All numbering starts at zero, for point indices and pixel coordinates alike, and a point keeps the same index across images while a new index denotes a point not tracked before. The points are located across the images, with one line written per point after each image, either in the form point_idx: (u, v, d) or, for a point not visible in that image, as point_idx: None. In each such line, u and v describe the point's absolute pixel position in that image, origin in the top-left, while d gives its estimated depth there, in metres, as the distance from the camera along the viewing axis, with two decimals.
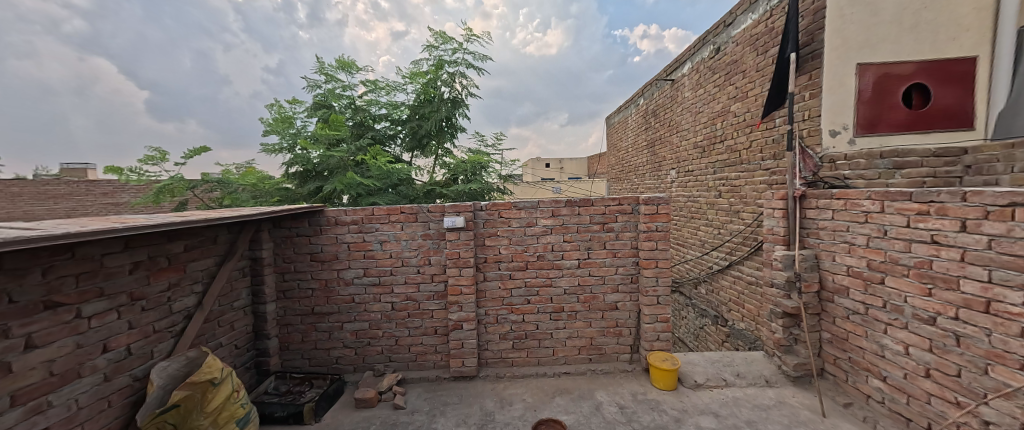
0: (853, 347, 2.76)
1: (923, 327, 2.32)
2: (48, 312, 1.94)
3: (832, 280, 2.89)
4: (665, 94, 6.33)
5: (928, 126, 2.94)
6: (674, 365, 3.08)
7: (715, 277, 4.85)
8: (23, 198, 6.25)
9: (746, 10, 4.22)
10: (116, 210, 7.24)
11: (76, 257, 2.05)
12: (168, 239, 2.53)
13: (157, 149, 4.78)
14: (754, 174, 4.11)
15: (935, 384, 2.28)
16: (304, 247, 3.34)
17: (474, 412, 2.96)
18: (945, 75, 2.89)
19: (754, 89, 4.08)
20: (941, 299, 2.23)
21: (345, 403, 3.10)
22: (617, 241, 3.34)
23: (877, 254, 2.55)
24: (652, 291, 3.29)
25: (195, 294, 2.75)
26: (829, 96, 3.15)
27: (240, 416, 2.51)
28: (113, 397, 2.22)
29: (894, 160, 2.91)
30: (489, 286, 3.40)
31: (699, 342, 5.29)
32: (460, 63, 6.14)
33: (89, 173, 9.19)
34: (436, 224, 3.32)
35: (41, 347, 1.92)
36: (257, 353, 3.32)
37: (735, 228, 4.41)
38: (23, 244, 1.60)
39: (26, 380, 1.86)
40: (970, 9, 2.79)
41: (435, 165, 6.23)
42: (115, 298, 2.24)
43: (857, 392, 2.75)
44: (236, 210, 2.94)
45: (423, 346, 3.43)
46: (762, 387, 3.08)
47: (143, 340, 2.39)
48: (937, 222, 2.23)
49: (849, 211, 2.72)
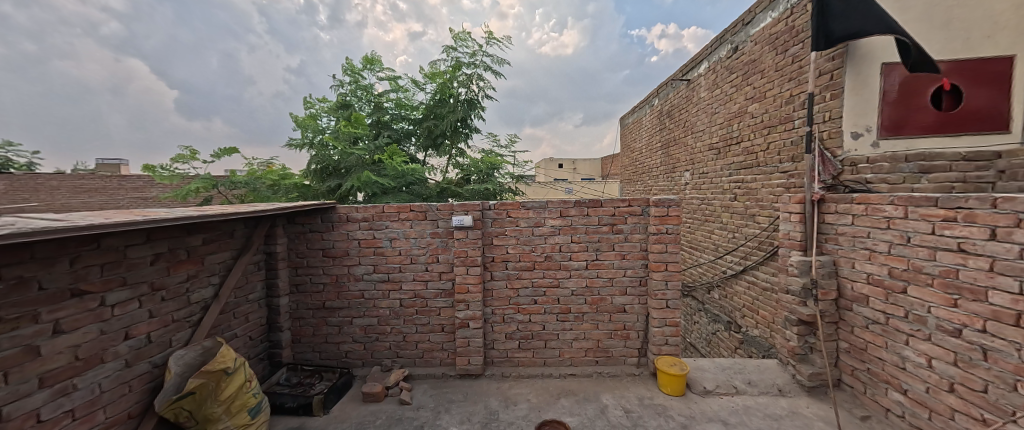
0: (872, 358, 2.65)
1: (947, 340, 2.21)
2: (75, 299, 2.05)
3: (851, 288, 2.78)
4: (680, 95, 6.22)
5: (959, 130, 2.78)
6: (683, 370, 3.03)
7: (728, 282, 4.73)
8: (61, 191, 6.61)
9: (766, 8, 4.11)
10: (144, 204, 7.59)
11: (101, 247, 2.15)
12: (187, 232, 2.64)
13: (189, 148, 4.96)
14: (770, 177, 4.00)
15: (960, 399, 2.17)
16: (317, 244, 3.42)
17: (479, 411, 2.97)
18: (980, 74, 2.71)
19: (773, 90, 3.97)
20: (967, 310, 2.12)
21: (353, 397, 3.16)
22: (626, 243, 3.30)
23: (899, 262, 2.44)
24: (660, 295, 3.24)
25: (212, 285, 2.85)
26: (852, 98, 3.09)
27: (252, 405, 2.59)
28: (134, 383, 2.32)
29: (921, 164, 2.76)
30: (496, 285, 3.40)
31: (711, 348, 5.19)
32: (478, 65, 6.15)
33: (122, 169, 9.67)
34: (444, 222, 3.35)
35: (68, 333, 2.02)
36: (271, 345, 3.42)
37: (750, 232, 4.30)
38: (51, 234, 1.69)
39: (52, 363, 1.96)
40: (1007, 6, 2.60)
41: (447, 165, 6.27)
42: (137, 287, 2.34)
43: (876, 405, 2.64)
44: (252, 206, 3.03)
45: (430, 343, 3.46)
46: (774, 397, 2.99)
47: (163, 328, 2.49)
48: (964, 230, 2.12)
49: (870, 216, 2.61)
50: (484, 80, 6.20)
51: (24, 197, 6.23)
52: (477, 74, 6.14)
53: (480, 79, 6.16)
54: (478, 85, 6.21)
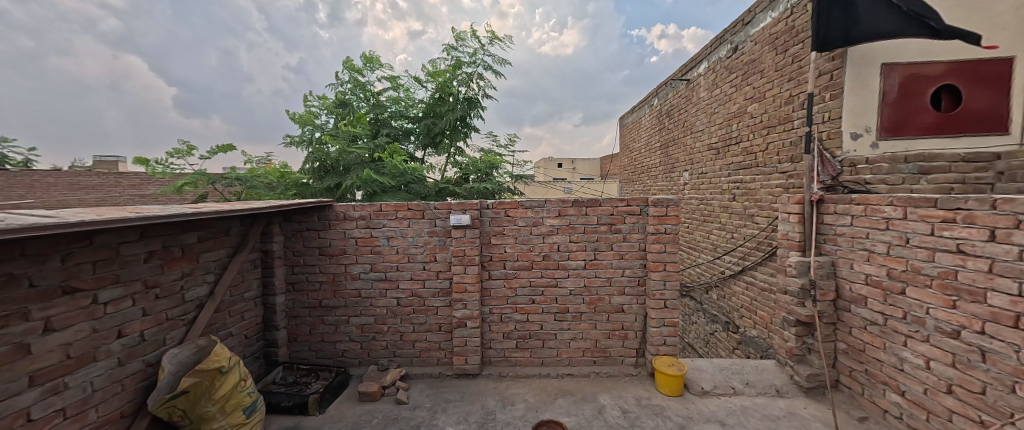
0: (870, 359, 2.64)
1: (946, 341, 2.20)
2: (66, 296, 2.03)
3: (849, 289, 2.77)
4: (679, 95, 6.22)
5: (959, 130, 2.77)
6: (680, 371, 3.02)
7: (727, 282, 4.73)
8: (57, 187, 6.52)
9: (766, 8, 4.10)
10: (141, 201, 7.53)
11: (94, 244, 2.12)
12: (182, 230, 2.61)
13: (186, 142, 4.93)
14: (769, 177, 3.99)
15: (958, 401, 2.16)
16: (314, 242, 3.40)
17: (476, 410, 2.96)
18: (980, 75, 2.70)
19: (772, 90, 3.96)
20: (966, 312, 2.11)
21: (349, 396, 3.13)
22: (625, 243, 3.29)
23: (898, 263, 2.42)
24: (658, 295, 3.23)
25: (207, 283, 2.82)
26: (851, 98, 3.08)
27: (247, 405, 2.57)
28: (127, 382, 2.30)
29: (920, 165, 2.76)
30: (494, 285, 3.39)
31: (709, 349, 5.19)
32: (478, 64, 6.12)
33: (120, 166, 9.60)
34: (442, 221, 3.33)
35: (59, 330, 1.99)
36: (266, 343, 3.39)
37: (749, 232, 4.29)
38: (40, 231, 1.66)
39: (43, 361, 1.94)
40: (1007, 7, 2.60)
41: (446, 164, 6.24)
42: (130, 285, 2.31)
43: (873, 406, 2.63)
44: (248, 203, 3.00)
45: (427, 342, 3.44)
46: (772, 397, 2.98)
47: (157, 327, 2.47)
48: (963, 231, 2.11)
49: (869, 217, 2.60)
50: (484, 79, 6.16)
51: (20, 194, 6.17)
52: (477, 73, 6.11)
53: (480, 78, 6.13)
54: (477, 84, 6.18)
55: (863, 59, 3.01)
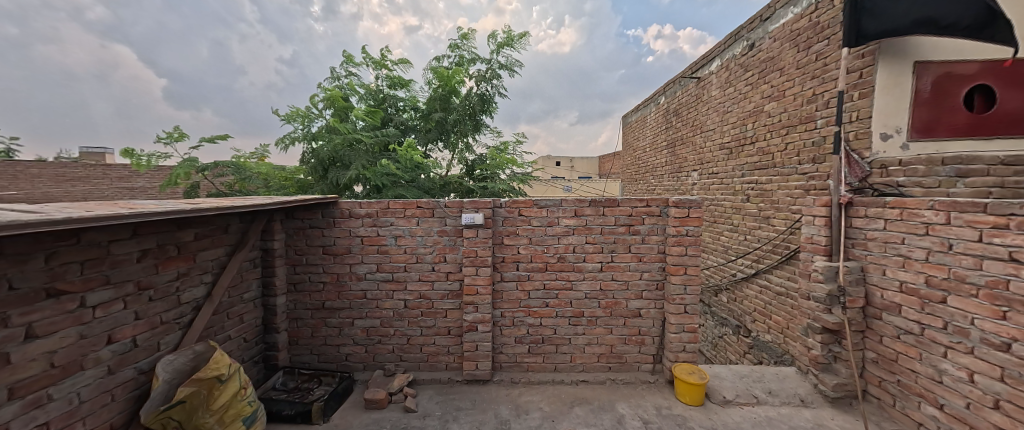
0: (903, 369, 2.54)
1: (994, 354, 2.10)
2: (51, 300, 1.85)
3: (880, 297, 2.66)
4: (688, 93, 6.09)
5: (990, 132, 2.67)
6: (702, 379, 2.89)
7: (738, 285, 4.63)
8: (42, 179, 6.16)
9: (787, 3, 3.96)
10: (130, 195, 7.22)
11: (82, 243, 1.94)
12: (178, 227, 2.43)
13: (176, 128, 4.70)
14: (788, 178, 3.89)
15: (1005, 417, 2.06)
16: (317, 240, 3.22)
17: (489, 420, 2.82)
18: (1017, 77, 2.60)
19: (793, 88, 3.83)
20: (1017, 323, 2.00)
21: (354, 403, 2.98)
22: (643, 245, 3.16)
23: (939, 270, 2.31)
24: (678, 299, 3.10)
25: (204, 284, 2.64)
26: (882, 98, 2.94)
27: (247, 414, 2.41)
28: (117, 391, 2.12)
29: (958, 167, 2.65)
30: (507, 287, 3.24)
31: (717, 352, 5.10)
32: (492, 64, 5.95)
33: (106, 157, 9.30)
34: (452, 220, 3.17)
35: (41, 338, 1.82)
36: (266, 347, 3.22)
37: (764, 234, 4.18)
38: (22, 229, 1.47)
39: (24, 372, 1.76)
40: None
41: (453, 160, 6.06)
42: (121, 287, 2.14)
43: (906, 419, 2.53)
44: (248, 199, 2.82)
45: (435, 346, 3.29)
46: (797, 407, 2.87)
47: (149, 331, 2.29)
48: (1017, 238, 1.99)
49: (905, 221, 2.48)
50: (498, 78, 5.99)
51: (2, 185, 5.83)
52: (491, 72, 5.93)
53: (494, 77, 5.95)
54: (491, 83, 6.00)
55: (892, 57, 2.90)
